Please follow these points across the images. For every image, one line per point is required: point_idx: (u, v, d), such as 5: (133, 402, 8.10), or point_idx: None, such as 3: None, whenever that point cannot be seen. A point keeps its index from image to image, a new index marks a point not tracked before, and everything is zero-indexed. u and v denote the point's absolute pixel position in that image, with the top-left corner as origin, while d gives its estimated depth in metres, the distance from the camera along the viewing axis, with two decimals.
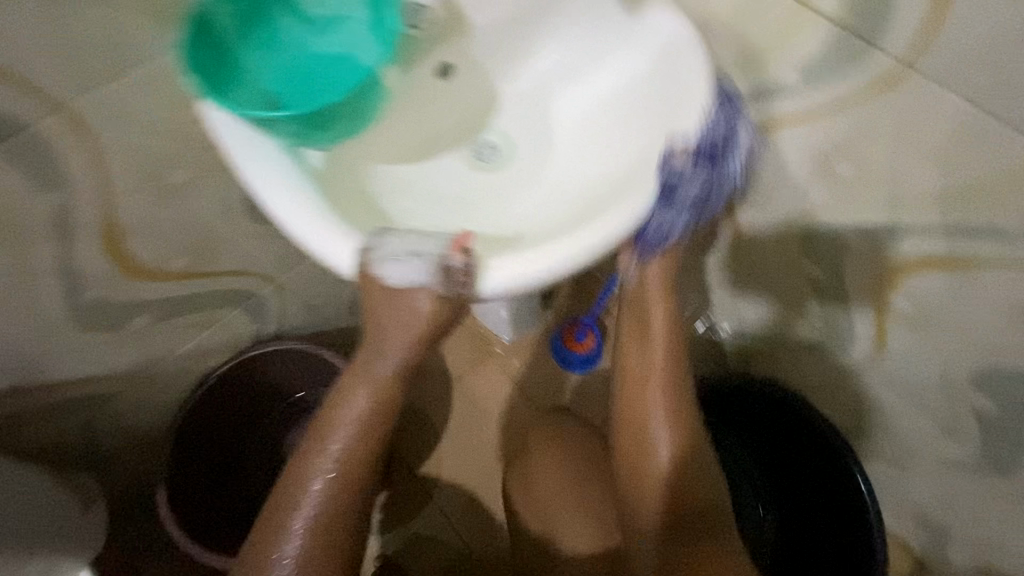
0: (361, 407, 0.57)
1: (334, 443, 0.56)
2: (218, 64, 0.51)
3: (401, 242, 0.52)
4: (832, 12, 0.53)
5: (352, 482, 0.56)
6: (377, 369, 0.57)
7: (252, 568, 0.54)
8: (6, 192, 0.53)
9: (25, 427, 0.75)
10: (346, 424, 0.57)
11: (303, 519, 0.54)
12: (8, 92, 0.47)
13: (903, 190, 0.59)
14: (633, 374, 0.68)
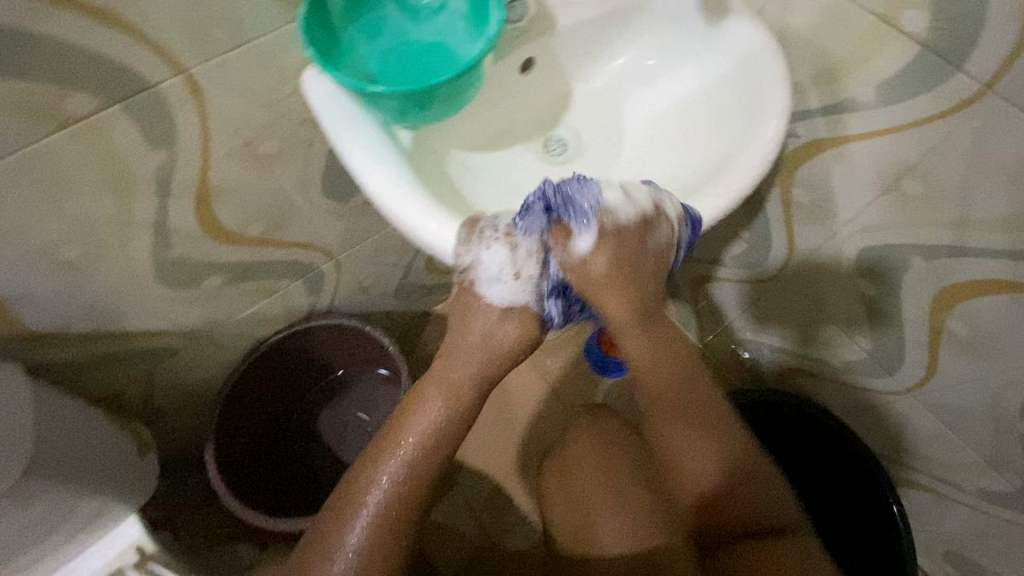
0: (434, 418, 0.52)
1: (401, 452, 0.52)
2: (329, 42, 0.55)
3: (499, 260, 0.53)
4: (918, 32, 0.54)
5: (415, 495, 0.52)
6: (457, 376, 0.53)
7: (312, 552, 0.52)
8: (123, 147, 0.57)
9: (96, 373, 0.79)
10: (418, 428, 0.52)
11: (363, 522, 0.51)
12: (141, 54, 0.51)
13: (972, 211, 0.59)
14: (638, 371, 0.57)
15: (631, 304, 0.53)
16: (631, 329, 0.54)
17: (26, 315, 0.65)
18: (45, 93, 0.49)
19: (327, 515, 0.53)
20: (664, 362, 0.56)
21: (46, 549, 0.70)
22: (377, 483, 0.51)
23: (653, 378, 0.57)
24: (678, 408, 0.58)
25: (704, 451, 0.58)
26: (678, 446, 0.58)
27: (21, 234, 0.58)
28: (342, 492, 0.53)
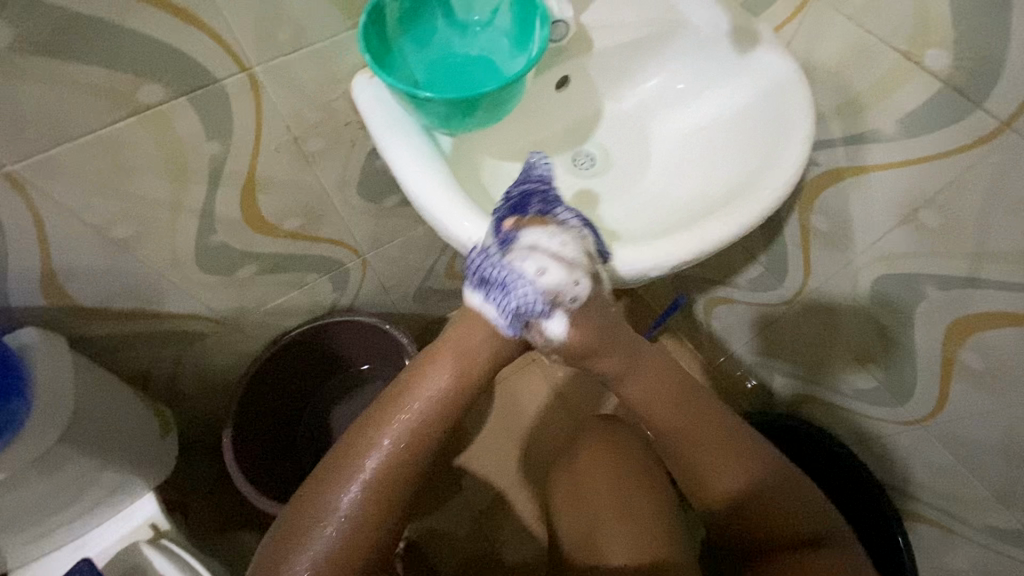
0: (443, 384, 0.49)
1: (407, 414, 0.49)
2: (384, 50, 0.59)
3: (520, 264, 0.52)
4: (940, 70, 0.57)
5: (412, 465, 0.49)
6: (472, 343, 0.50)
7: (300, 510, 0.49)
8: (184, 135, 0.61)
9: (129, 351, 0.82)
10: (427, 396, 0.49)
11: (359, 484, 0.48)
12: (213, 51, 0.56)
13: (988, 243, 0.61)
14: (642, 408, 0.56)
15: (628, 346, 0.53)
16: (632, 373, 0.54)
17: (75, 288, 0.69)
18: (123, 81, 0.54)
19: (319, 475, 0.50)
20: (672, 398, 0.56)
21: (64, 519, 0.73)
22: (378, 445, 0.48)
23: (668, 416, 0.56)
24: (702, 434, 0.57)
25: (726, 469, 0.57)
26: (708, 473, 0.58)
27: (83, 210, 0.62)
28: (338, 453, 0.50)
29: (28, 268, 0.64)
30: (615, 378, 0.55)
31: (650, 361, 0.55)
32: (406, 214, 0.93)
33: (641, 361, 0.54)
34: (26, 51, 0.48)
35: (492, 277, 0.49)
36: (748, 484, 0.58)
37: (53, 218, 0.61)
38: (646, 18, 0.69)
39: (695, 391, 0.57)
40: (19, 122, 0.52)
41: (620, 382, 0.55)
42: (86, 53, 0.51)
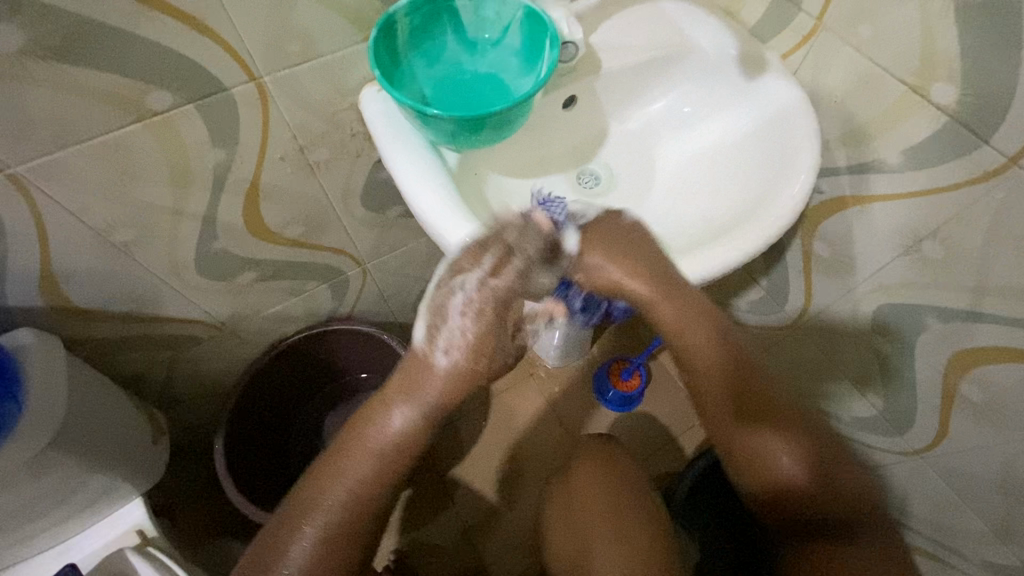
0: (394, 430, 0.50)
1: (361, 460, 0.49)
2: (393, 66, 0.59)
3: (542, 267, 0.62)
4: (946, 103, 0.57)
5: (366, 510, 0.49)
6: (423, 390, 0.50)
7: (257, 555, 0.49)
8: (189, 142, 0.61)
9: (124, 355, 0.81)
10: (379, 441, 0.50)
11: (313, 531, 0.48)
12: (224, 60, 0.56)
13: (991, 277, 0.61)
14: (694, 365, 0.58)
15: (696, 301, 0.57)
16: (699, 332, 0.57)
17: (73, 290, 0.69)
18: (132, 87, 0.54)
19: (277, 523, 0.50)
20: (736, 365, 0.57)
21: (48, 523, 0.71)
22: (331, 491, 0.49)
23: (727, 384, 0.57)
24: (762, 410, 0.57)
25: (784, 452, 0.56)
26: (760, 451, 0.57)
27: (85, 213, 0.61)
28: (296, 497, 0.50)
29: (27, 269, 0.63)
30: (679, 335, 0.57)
31: (717, 325, 0.58)
32: (408, 225, 0.93)
33: (710, 319, 0.57)
34: (35, 56, 0.48)
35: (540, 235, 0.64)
36: (807, 474, 0.56)
37: (54, 221, 0.61)
38: (654, 42, 0.70)
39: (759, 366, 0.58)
40: (26, 125, 0.52)
41: (684, 338, 0.57)
42: (96, 59, 0.51)
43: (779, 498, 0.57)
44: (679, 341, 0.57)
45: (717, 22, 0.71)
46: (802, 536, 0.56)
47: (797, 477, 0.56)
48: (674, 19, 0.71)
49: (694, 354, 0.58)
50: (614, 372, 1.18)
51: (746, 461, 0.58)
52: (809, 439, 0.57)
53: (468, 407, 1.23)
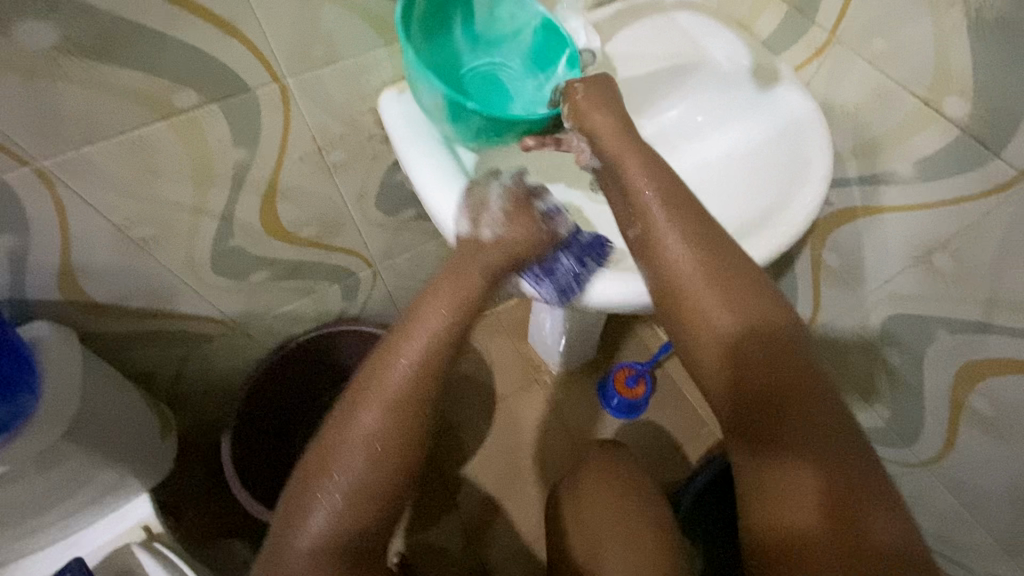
0: (439, 315, 0.49)
1: (418, 337, 0.48)
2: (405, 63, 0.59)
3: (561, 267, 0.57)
4: (958, 116, 0.58)
5: (422, 409, 0.47)
6: (469, 269, 0.52)
7: (320, 444, 0.47)
8: (211, 140, 0.62)
9: (135, 349, 0.82)
10: (434, 318, 0.49)
11: (379, 406, 0.46)
12: (250, 61, 0.57)
13: (1002, 290, 0.61)
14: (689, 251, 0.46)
15: (729, 275, 0.45)
16: (733, 304, 0.44)
17: (91, 284, 0.69)
18: (160, 86, 0.55)
19: (324, 435, 0.47)
20: (775, 351, 0.43)
21: (57, 516, 0.72)
22: (395, 365, 0.47)
23: (748, 368, 0.43)
24: (793, 414, 0.41)
25: (760, 363, 0.43)
26: (777, 463, 0.41)
27: (106, 209, 0.62)
28: (340, 411, 0.48)
29: (47, 262, 0.64)
30: (703, 306, 0.45)
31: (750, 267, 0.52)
32: (420, 228, 0.94)
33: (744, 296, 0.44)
34: (68, 53, 0.49)
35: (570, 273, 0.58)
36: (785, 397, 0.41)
37: (77, 216, 0.61)
38: (669, 53, 0.71)
39: (817, 365, 0.43)
40: (55, 121, 0.53)
41: (704, 308, 0.45)
42: (127, 57, 0.52)
43: (791, 540, 0.39)
44: (699, 313, 0.45)
45: (731, 34, 0.72)
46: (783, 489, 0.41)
47: (830, 519, 0.38)
48: (689, 30, 0.72)
49: (708, 328, 0.45)
50: (618, 380, 1.20)
51: (758, 468, 0.42)
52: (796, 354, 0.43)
53: (474, 411, 1.23)
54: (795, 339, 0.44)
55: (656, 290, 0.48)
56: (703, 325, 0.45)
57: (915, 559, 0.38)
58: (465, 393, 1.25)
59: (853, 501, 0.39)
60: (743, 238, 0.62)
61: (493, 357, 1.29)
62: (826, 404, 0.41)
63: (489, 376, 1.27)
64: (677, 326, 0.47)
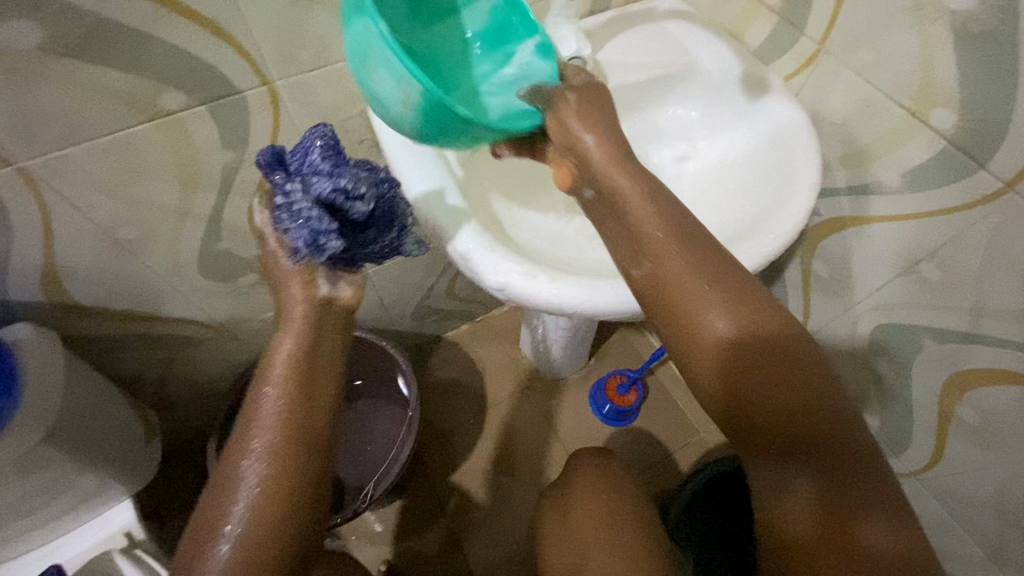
0: (283, 397, 0.41)
1: (271, 405, 0.41)
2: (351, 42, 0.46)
3: (290, 215, 0.43)
4: (943, 127, 0.58)
5: (296, 500, 0.40)
6: (301, 316, 0.44)
7: (183, 557, 0.39)
8: (198, 142, 0.61)
9: (119, 352, 0.81)
10: (285, 377, 0.42)
11: (245, 498, 0.39)
12: (240, 63, 0.57)
13: (987, 300, 0.61)
14: (691, 273, 0.42)
15: (731, 280, 0.42)
16: (740, 312, 0.41)
17: (74, 287, 0.68)
18: (145, 87, 0.54)
19: (185, 547, 0.39)
20: (782, 358, 0.41)
21: (32, 523, 0.70)
22: (255, 443, 0.40)
23: (749, 380, 0.41)
24: (801, 420, 0.40)
25: (769, 386, 0.40)
26: (784, 467, 0.41)
27: (90, 210, 0.62)
28: (191, 533, 0.39)
29: (29, 264, 0.63)
30: (706, 317, 0.41)
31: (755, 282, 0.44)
32: None
33: (744, 309, 0.41)
34: (51, 52, 0.49)
35: (298, 198, 0.43)
36: (795, 416, 0.40)
37: (61, 217, 0.61)
38: (659, 61, 0.71)
39: (824, 370, 0.41)
40: (38, 122, 0.52)
41: (710, 318, 0.41)
42: (113, 58, 0.51)
43: (795, 542, 0.41)
44: (703, 324, 0.42)
45: (722, 44, 0.72)
46: (810, 502, 0.40)
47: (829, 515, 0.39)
48: (680, 39, 0.73)
49: (707, 342, 0.42)
50: (610, 387, 1.21)
51: (762, 470, 0.42)
52: (809, 363, 0.41)
53: (464, 418, 1.23)
54: (800, 344, 0.41)
55: (655, 302, 0.44)
56: (706, 329, 0.42)
57: (915, 555, 0.38)
58: (455, 399, 1.25)
59: (857, 497, 0.39)
60: (735, 243, 0.61)
61: (485, 363, 1.28)
62: (833, 409, 0.40)
63: (480, 382, 1.26)
64: (677, 339, 0.43)
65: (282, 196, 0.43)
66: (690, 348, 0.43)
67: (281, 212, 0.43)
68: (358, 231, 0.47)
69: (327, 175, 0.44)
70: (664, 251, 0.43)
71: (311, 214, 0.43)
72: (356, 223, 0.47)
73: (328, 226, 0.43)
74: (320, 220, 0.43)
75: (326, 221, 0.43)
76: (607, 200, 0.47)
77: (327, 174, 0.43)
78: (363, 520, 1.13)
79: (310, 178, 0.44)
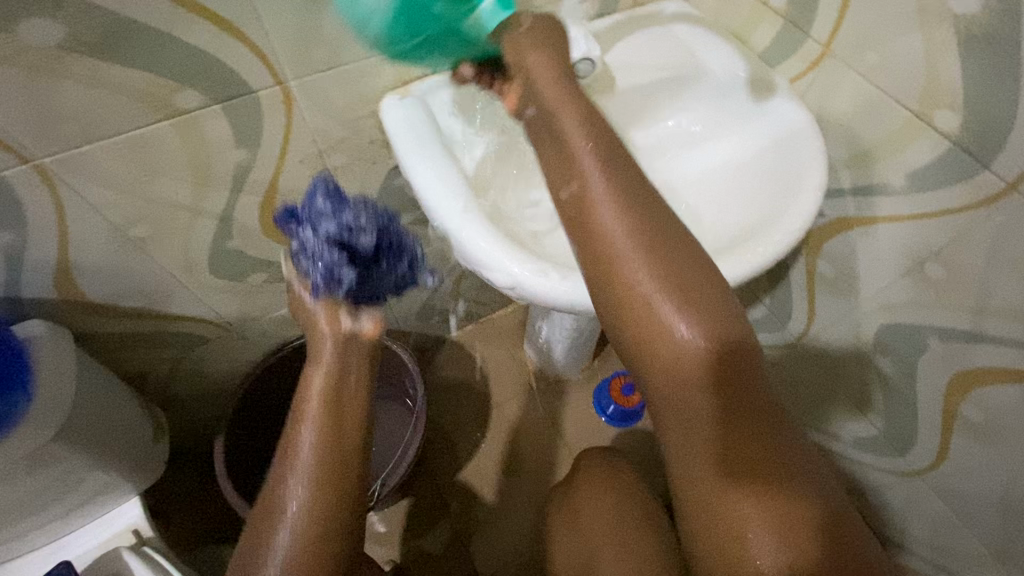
0: (317, 437, 0.41)
1: (304, 446, 0.41)
2: None
3: (304, 258, 0.45)
4: (947, 128, 0.59)
5: (335, 539, 0.40)
6: (333, 350, 0.44)
7: None
8: (211, 140, 0.62)
9: (129, 350, 0.81)
10: (319, 416, 0.41)
11: (285, 541, 0.39)
12: (255, 63, 0.58)
13: (991, 300, 0.62)
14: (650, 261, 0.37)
15: (693, 275, 0.37)
16: (708, 319, 0.36)
17: (87, 283, 0.69)
18: (162, 85, 0.55)
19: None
20: (738, 375, 0.37)
21: (41, 519, 0.70)
22: (293, 485, 0.40)
23: (703, 396, 0.36)
24: (750, 444, 0.36)
25: (724, 399, 0.36)
26: (724, 497, 0.37)
27: (104, 207, 0.62)
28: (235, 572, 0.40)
29: (44, 261, 0.64)
30: (672, 321, 0.36)
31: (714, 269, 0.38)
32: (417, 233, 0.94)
33: (705, 312, 0.36)
34: (72, 50, 0.49)
35: (308, 240, 0.45)
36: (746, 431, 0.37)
37: (76, 213, 0.61)
38: (666, 63, 0.72)
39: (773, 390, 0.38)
40: (57, 119, 0.53)
41: (677, 323, 0.36)
42: (131, 57, 0.52)
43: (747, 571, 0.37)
44: (668, 329, 0.36)
45: (728, 46, 0.73)
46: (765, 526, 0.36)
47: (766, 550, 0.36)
48: (687, 42, 0.74)
49: (668, 349, 0.36)
50: (614, 388, 1.21)
51: (699, 498, 0.38)
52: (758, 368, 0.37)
53: (469, 418, 1.23)
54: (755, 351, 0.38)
55: (607, 292, 0.38)
56: (669, 332, 0.36)
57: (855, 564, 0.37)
58: (459, 399, 1.25)
59: (798, 531, 0.36)
60: (721, 253, 0.62)
61: (489, 364, 1.29)
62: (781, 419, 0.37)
63: (485, 383, 1.27)
64: (633, 342, 0.37)
65: (295, 244, 0.46)
66: (649, 354, 0.37)
67: (296, 258, 0.46)
68: (371, 267, 0.47)
69: (331, 216, 0.46)
70: (600, 209, 0.38)
71: (322, 253, 0.44)
72: (369, 260, 0.47)
73: (338, 260, 0.44)
74: (328, 255, 0.44)
75: (334, 256, 0.44)
76: (542, 123, 0.44)
77: (330, 215, 0.46)
78: (367, 520, 1.13)
79: (316, 222, 0.46)
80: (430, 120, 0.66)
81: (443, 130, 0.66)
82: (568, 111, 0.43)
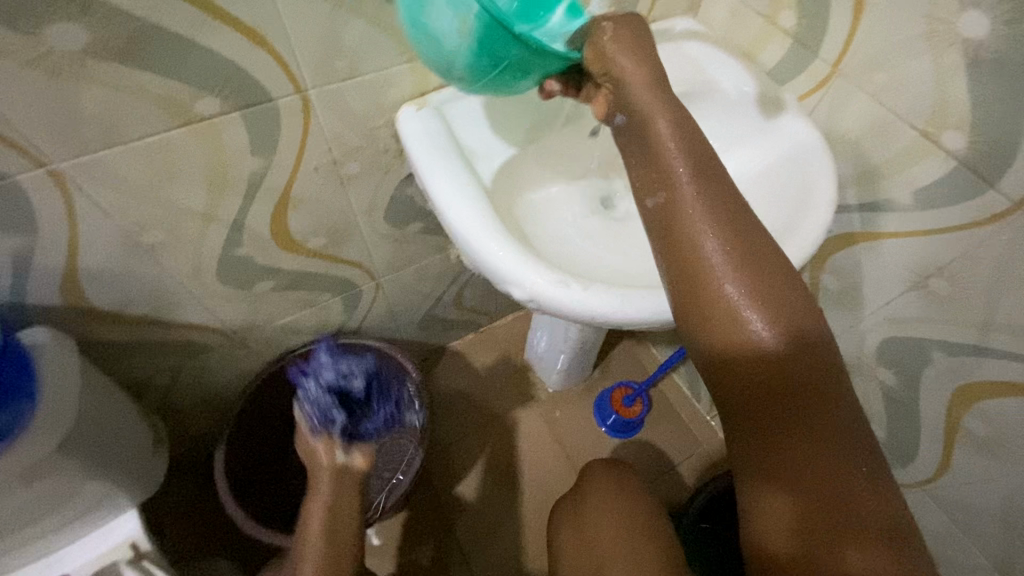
0: (314, 560, 0.52)
1: (304, 567, 0.52)
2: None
3: (308, 405, 0.66)
4: (955, 149, 0.60)
5: None
6: (328, 483, 0.57)
7: None
8: (228, 147, 0.62)
9: (132, 358, 0.80)
10: (316, 542, 0.53)
11: None
12: (277, 71, 0.58)
13: (996, 314, 0.64)
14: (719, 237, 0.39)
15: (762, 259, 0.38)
16: (774, 308, 0.37)
17: (93, 290, 0.68)
18: (184, 92, 0.55)
19: None
20: (812, 382, 0.36)
21: (36, 532, 0.68)
22: None
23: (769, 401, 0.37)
24: (811, 441, 0.36)
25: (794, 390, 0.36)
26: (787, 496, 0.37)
27: (116, 213, 0.61)
28: None
29: (51, 266, 0.63)
30: (743, 314, 0.37)
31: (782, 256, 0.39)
32: (424, 242, 0.94)
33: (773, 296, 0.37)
34: (96, 55, 0.49)
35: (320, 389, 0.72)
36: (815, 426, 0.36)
37: (87, 218, 0.60)
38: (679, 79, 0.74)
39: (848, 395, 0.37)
40: (77, 124, 0.52)
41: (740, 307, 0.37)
42: (154, 62, 0.51)
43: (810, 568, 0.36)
44: (740, 326, 0.37)
45: (738, 64, 0.75)
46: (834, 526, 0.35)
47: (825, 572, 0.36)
48: (698, 60, 0.76)
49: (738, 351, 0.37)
50: (615, 398, 1.22)
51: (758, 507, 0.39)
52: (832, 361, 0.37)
53: (470, 428, 1.22)
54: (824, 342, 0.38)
55: (672, 269, 0.40)
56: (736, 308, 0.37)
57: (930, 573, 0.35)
58: (459, 410, 1.25)
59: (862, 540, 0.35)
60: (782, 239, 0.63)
61: (490, 374, 1.28)
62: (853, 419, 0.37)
63: (486, 393, 1.27)
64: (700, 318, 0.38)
65: (311, 395, 0.69)
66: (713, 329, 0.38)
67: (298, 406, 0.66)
68: (360, 408, 0.75)
69: (332, 369, 0.78)
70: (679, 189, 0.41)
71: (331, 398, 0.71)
72: (362, 402, 0.77)
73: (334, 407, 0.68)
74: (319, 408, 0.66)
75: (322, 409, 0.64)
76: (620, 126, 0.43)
77: (327, 365, 0.78)
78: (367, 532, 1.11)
79: (336, 374, 0.77)
80: (448, 132, 0.66)
81: (461, 141, 0.66)
82: (662, 117, 0.43)
